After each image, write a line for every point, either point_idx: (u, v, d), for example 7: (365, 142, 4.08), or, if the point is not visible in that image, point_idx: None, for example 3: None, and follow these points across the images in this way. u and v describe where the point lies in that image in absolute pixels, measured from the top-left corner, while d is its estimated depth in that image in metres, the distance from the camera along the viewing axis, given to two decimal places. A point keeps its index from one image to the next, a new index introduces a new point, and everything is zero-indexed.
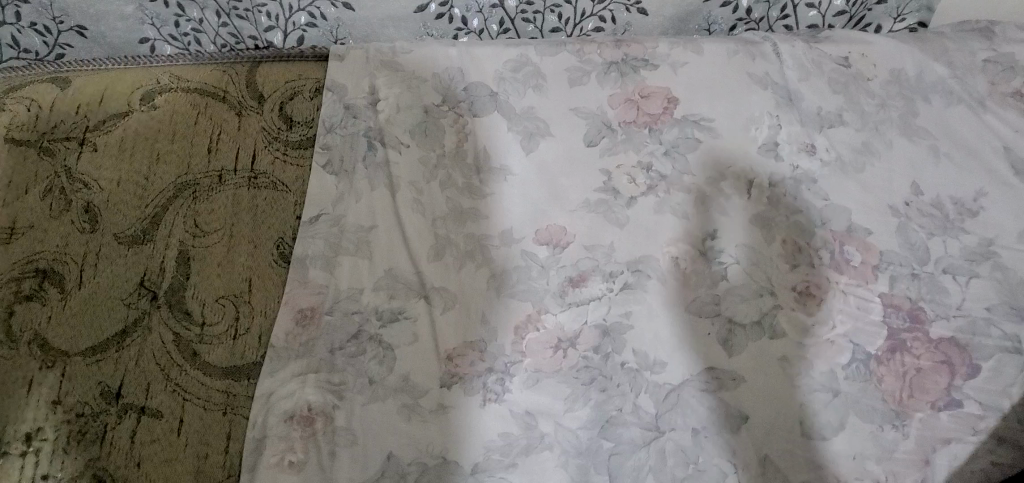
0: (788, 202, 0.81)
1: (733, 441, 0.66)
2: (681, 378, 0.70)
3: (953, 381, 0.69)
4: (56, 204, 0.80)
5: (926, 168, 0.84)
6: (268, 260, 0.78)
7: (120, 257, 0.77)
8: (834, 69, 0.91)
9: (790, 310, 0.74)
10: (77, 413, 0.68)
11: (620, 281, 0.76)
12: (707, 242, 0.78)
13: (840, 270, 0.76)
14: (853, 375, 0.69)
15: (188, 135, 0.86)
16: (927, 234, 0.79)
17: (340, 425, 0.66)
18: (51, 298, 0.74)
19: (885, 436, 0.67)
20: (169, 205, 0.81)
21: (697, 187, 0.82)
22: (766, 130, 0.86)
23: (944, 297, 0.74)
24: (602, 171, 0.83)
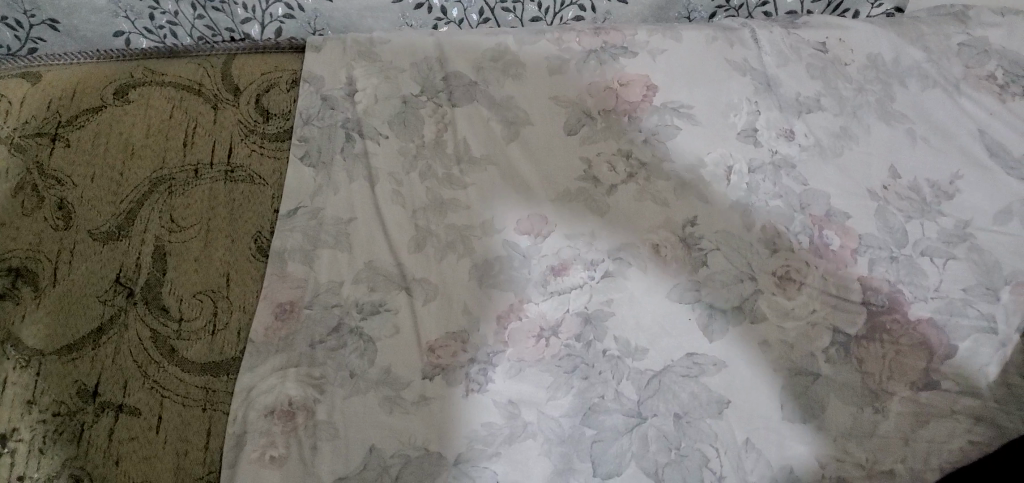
0: (768, 187, 0.81)
1: (714, 425, 0.67)
2: (663, 365, 0.70)
3: (931, 362, 0.70)
4: (28, 201, 0.79)
5: (903, 151, 0.84)
6: (246, 253, 0.77)
7: (95, 254, 0.76)
8: (812, 54, 0.91)
9: (770, 294, 0.74)
10: (53, 412, 0.67)
11: (601, 269, 0.76)
12: (687, 229, 0.78)
13: (819, 254, 0.77)
14: (833, 357, 0.70)
15: (162, 129, 0.85)
16: (905, 217, 0.79)
17: (321, 419, 0.66)
18: (25, 296, 0.73)
19: (866, 417, 0.67)
20: (144, 200, 0.80)
21: (677, 174, 0.82)
22: (745, 116, 0.86)
23: (922, 279, 0.75)
24: (582, 159, 0.83)
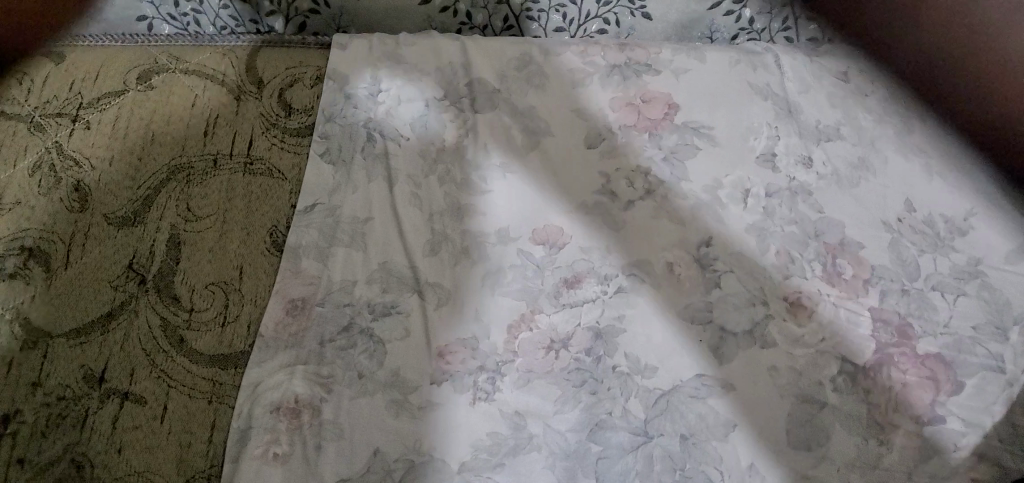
0: (785, 212, 0.81)
1: (719, 448, 0.67)
2: (672, 384, 0.70)
3: (937, 397, 0.70)
4: (47, 182, 0.79)
5: (920, 185, 0.84)
6: (261, 247, 0.77)
7: (109, 239, 0.76)
8: (833, 83, 0.92)
9: (781, 320, 0.74)
10: (58, 396, 0.67)
11: (614, 284, 0.76)
12: (701, 249, 0.78)
13: (832, 282, 0.77)
14: (841, 387, 0.70)
15: (184, 118, 0.85)
16: (918, 251, 0.80)
17: (327, 419, 0.66)
18: (37, 277, 0.73)
19: (871, 448, 0.67)
20: (161, 187, 0.80)
21: (695, 194, 0.82)
22: (764, 140, 0.86)
23: (932, 314, 0.75)
24: (601, 173, 0.83)
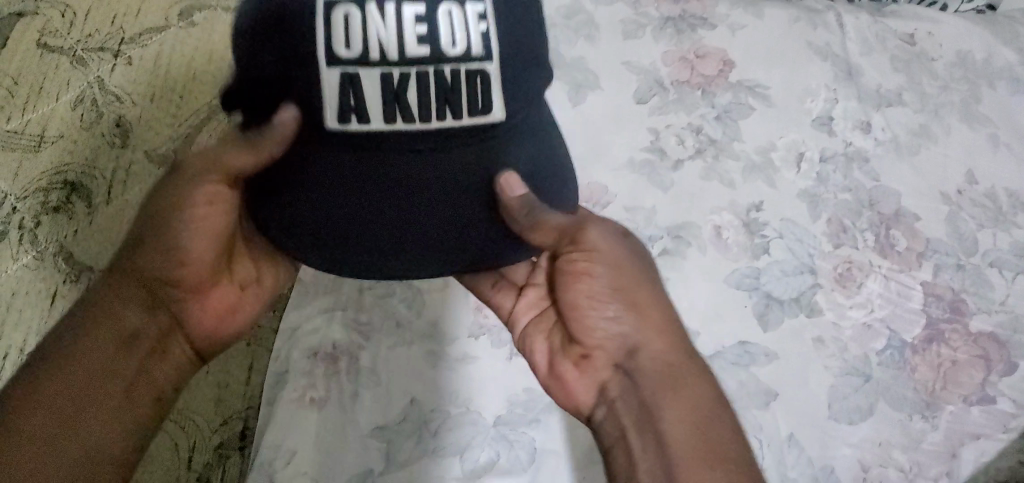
0: (838, 179, 0.79)
1: (761, 416, 0.68)
2: (713, 350, 0.70)
3: (988, 377, 0.71)
4: (88, 116, 0.81)
5: (984, 156, 0.81)
6: None
7: (151, 176, 0.78)
8: (898, 46, 0.87)
9: (829, 290, 0.74)
10: None
11: (659, 246, 0.74)
12: (751, 213, 0.76)
13: (884, 253, 0.76)
14: (887, 362, 0.71)
15: (224, 55, 0.84)
16: (977, 225, 0.77)
17: (364, 366, 0.66)
18: (79, 212, 0.76)
19: (914, 425, 0.69)
20: (203, 126, 0.80)
21: (747, 156, 0.79)
22: (822, 103, 0.82)
23: (988, 291, 0.74)
24: (650, 129, 0.80)
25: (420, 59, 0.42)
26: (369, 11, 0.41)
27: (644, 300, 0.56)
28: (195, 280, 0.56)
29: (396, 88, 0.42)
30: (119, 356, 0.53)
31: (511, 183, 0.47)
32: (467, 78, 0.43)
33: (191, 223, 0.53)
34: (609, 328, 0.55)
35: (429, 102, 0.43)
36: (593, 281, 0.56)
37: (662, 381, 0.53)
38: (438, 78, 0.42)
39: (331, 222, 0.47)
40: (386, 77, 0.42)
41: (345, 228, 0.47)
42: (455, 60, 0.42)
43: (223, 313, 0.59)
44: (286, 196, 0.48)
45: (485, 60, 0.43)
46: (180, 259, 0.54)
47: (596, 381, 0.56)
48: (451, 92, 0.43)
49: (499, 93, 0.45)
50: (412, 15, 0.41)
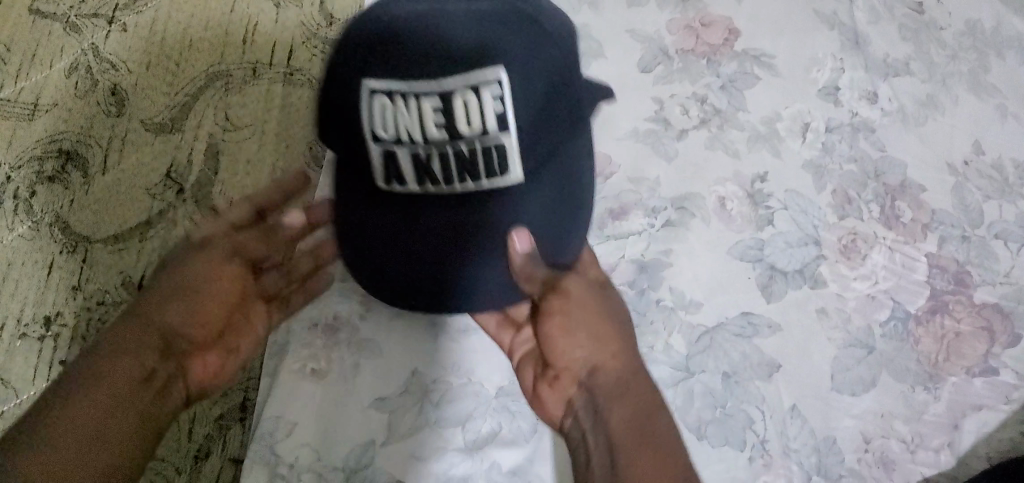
0: (844, 150, 0.78)
1: (763, 388, 0.68)
2: (717, 321, 0.70)
3: (992, 348, 0.71)
4: (83, 84, 0.79)
5: (991, 127, 0.80)
6: (300, 162, 0.75)
7: (146, 145, 0.77)
8: (906, 14, 0.85)
9: (833, 262, 0.73)
10: (97, 301, 0.71)
11: (663, 217, 0.74)
12: (756, 184, 0.76)
13: (889, 225, 0.75)
14: (890, 333, 0.71)
15: (221, 23, 0.81)
16: (983, 196, 0.77)
17: (364, 338, 0.67)
18: (74, 182, 0.75)
19: (916, 397, 0.69)
20: (200, 94, 0.79)
21: (753, 126, 0.78)
22: (828, 73, 0.81)
23: (993, 263, 0.74)
24: (654, 99, 0.79)
25: (439, 140, 0.51)
26: (398, 103, 0.51)
27: (606, 329, 0.61)
28: (205, 333, 0.61)
29: (422, 162, 0.53)
30: (142, 388, 0.56)
31: (519, 239, 0.57)
32: (483, 154, 0.52)
33: (209, 289, 0.62)
34: (576, 352, 0.60)
35: (451, 173, 0.53)
36: (564, 315, 0.61)
37: (618, 393, 0.57)
38: (457, 154, 0.52)
39: (377, 267, 0.61)
40: (413, 155, 0.52)
41: (393, 277, 0.61)
42: (471, 140, 0.51)
43: (218, 368, 0.63)
44: (351, 240, 0.62)
45: (501, 136, 0.52)
46: (194, 314, 0.60)
47: (565, 398, 0.61)
48: (469, 164, 0.53)
49: (517, 158, 0.54)
50: (432, 107, 0.50)
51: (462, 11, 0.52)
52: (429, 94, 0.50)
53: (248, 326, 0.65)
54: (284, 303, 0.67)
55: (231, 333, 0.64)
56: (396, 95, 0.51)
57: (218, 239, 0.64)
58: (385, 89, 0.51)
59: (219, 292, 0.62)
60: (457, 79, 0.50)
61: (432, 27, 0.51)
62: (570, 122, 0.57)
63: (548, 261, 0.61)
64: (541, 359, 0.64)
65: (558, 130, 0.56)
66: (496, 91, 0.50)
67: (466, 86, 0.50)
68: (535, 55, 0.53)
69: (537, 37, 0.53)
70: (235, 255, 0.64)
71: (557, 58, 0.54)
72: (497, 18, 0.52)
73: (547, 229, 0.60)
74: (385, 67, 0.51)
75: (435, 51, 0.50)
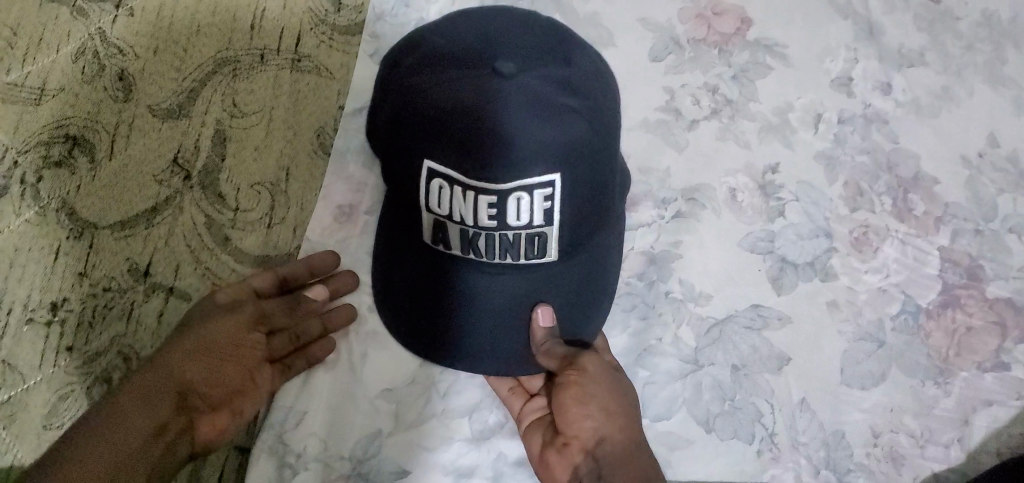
0: (856, 141, 0.77)
1: (772, 381, 0.68)
2: (726, 313, 0.70)
3: (1003, 343, 0.70)
4: (89, 69, 0.79)
5: (1006, 120, 0.79)
6: (307, 149, 0.75)
7: (154, 131, 0.76)
8: (922, 3, 0.84)
9: (844, 255, 0.72)
10: (103, 287, 0.71)
11: (673, 208, 0.73)
12: (766, 175, 0.75)
13: (901, 218, 0.74)
14: (901, 327, 0.70)
15: (228, 9, 0.80)
16: (997, 190, 0.76)
17: (371, 327, 0.67)
18: (81, 167, 0.75)
19: (926, 392, 0.68)
20: (207, 80, 0.78)
21: (764, 117, 0.77)
22: (841, 63, 0.80)
23: (1005, 257, 0.73)
24: (664, 89, 0.78)
25: (490, 228, 0.56)
26: (454, 191, 0.55)
27: (616, 402, 0.60)
28: (220, 393, 0.60)
29: (469, 238, 0.57)
30: (150, 444, 0.55)
31: (542, 316, 0.61)
32: (527, 238, 0.57)
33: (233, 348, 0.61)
34: (586, 422, 0.59)
35: (494, 250, 0.58)
36: (581, 387, 0.60)
37: (628, 462, 0.58)
38: (502, 238, 0.57)
39: (404, 308, 0.64)
40: (462, 231, 0.57)
41: (421, 329, 0.64)
42: (517, 228, 0.56)
43: (225, 429, 0.60)
44: (383, 279, 0.65)
45: (545, 227, 0.57)
46: (210, 371, 0.59)
47: (571, 465, 0.59)
48: (512, 245, 0.58)
49: (556, 243, 0.59)
50: (487, 202, 0.55)
51: (520, 98, 0.54)
52: (488, 192, 0.55)
53: (256, 390, 0.62)
54: (290, 367, 0.64)
55: (241, 396, 0.61)
56: (453, 183, 0.55)
57: (244, 304, 0.63)
58: (443, 174, 0.55)
59: (236, 356, 0.61)
60: (517, 182, 0.54)
61: (490, 117, 0.53)
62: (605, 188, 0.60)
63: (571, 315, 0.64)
64: (550, 428, 0.62)
65: (598, 196, 0.59)
66: (547, 190, 0.55)
67: (520, 187, 0.55)
68: (586, 139, 0.55)
69: (586, 118, 0.56)
70: (258, 322, 0.63)
71: (601, 135, 0.57)
72: (551, 105, 0.54)
73: (579, 288, 0.63)
74: (443, 151, 0.55)
75: (494, 142, 0.53)
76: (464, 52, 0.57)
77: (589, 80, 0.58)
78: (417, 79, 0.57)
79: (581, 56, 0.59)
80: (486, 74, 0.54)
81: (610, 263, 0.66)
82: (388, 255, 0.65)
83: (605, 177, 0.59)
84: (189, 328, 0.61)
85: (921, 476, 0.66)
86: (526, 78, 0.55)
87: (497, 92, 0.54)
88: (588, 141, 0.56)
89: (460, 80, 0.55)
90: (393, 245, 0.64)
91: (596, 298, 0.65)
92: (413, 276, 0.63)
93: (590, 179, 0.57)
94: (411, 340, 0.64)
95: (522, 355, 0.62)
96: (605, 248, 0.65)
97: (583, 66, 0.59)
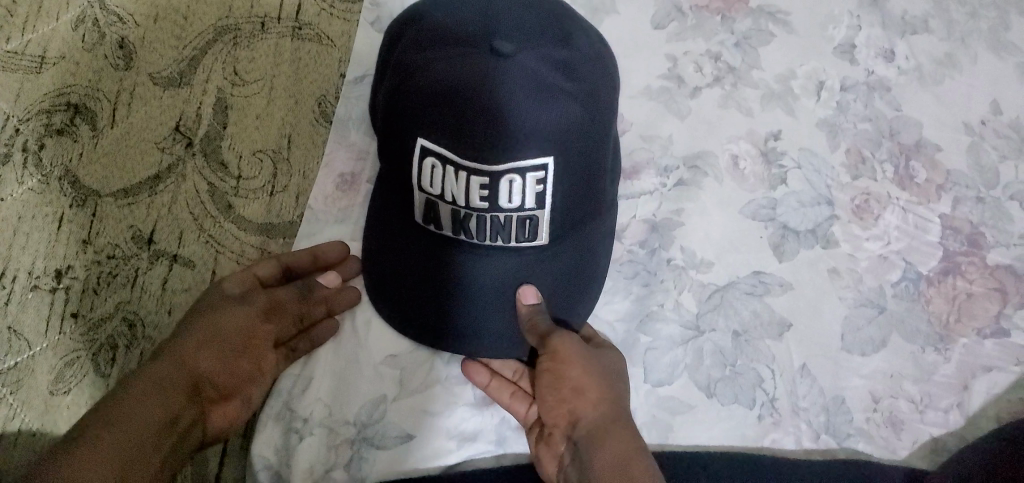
0: (859, 109, 0.77)
1: (773, 347, 0.68)
2: (727, 280, 0.70)
3: (1003, 309, 0.70)
4: (89, 36, 0.78)
5: (1009, 87, 0.79)
6: (309, 117, 0.75)
7: (155, 100, 0.76)
8: None
9: (846, 222, 0.73)
10: (107, 255, 0.71)
11: (675, 176, 0.73)
12: (769, 142, 0.75)
13: (902, 186, 0.74)
14: (901, 294, 0.71)
15: None
16: (999, 157, 0.76)
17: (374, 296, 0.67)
18: (83, 135, 0.75)
19: (927, 358, 0.69)
20: (208, 48, 0.78)
21: (767, 84, 0.77)
22: (845, 30, 0.80)
23: (1007, 224, 0.73)
24: (667, 56, 0.78)
25: (481, 208, 0.56)
26: (447, 170, 0.55)
27: (591, 383, 0.60)
28: (230, 382, 0.59)
29: (460, 219, 0.57)
30: (164, 433, 0.53)
31: (526, 294, 0.61)
32: (517, 220, 0.57)
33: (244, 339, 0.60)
34: (564, 407, 0.61)
35: (485, 231, 0.58)
36: (556, 371, 0.62)
37: (601, 440, 0.57)
38: (493, 220, 0.57)
39: (395, 292, 0.64)
40: (453, 212, 0.57)
41: (414, 309, 0.63)
42: (508, 210, 0.56)
43: (234, 417, 0.60)
44: (376, 260, 0.65)
45: (536, 210, 0.57)
46: (222, 362, 0.58)
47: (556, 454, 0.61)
48: (502, 227, 0.58)
49: (546, 227, 0.59)
50: (478, 183, 0.55)
51: (518, 77, 0.54)
52: (479, 172, 0.54)
53: (262, 378, 0.62)
54: (294, 351, 0.64)
55: (248, 385, 0.61)
56: (446, 162, 0.55)
57: (255, 296, 0.62)
58: (437, 153, 0.55)
59: (247, 348, 0.60)
60: (512, 162, 0.54)
61: (487, 95, 0.54)
62: (599, 170, 0.60)
63: (564, 292, 0.64)
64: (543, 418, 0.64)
65: (592, 182, 0.60)
66: (540, 174, 0.55)
67: (512, 169, 0.54)
68: (581, 120, 0.56)
69: (581, 100, 0.56)
70: (270, 313, 0.62)
71: (595, 117, 0.58)
72: (548, 86, 0.55)
73: (571, 267, 0.63)
74: (439, 128, 0.55)
75: (490, 120, 0.53)
76: (463, 32, 0.58)
77: (586, 64, 0.59)
78: (416, 57, 0.58)
79: (579, 40, 0.60)
80: (484, 54, 0.55)
81: (602, 242, 0.66)
82: (380, 233, 0.65)
83: (599, 160, 0.59)
84: (199, 319, 0.60)
85: (921, 440, 0.67)
86: (522, 57, 0.55)
87: (495, 71, 0.54)
88: (584, 123, 0.56)
89: (458, 58, 0.56)
90: (386, 223, 0.64)
91: (588, 281, 0.65)
92: (406, 258, 0.63)
93: (583, 163, 0.57)
94: (404, 322, 0.64)
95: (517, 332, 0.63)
96: (597, 231, 0.65)
97: (582, 50, 0.59)
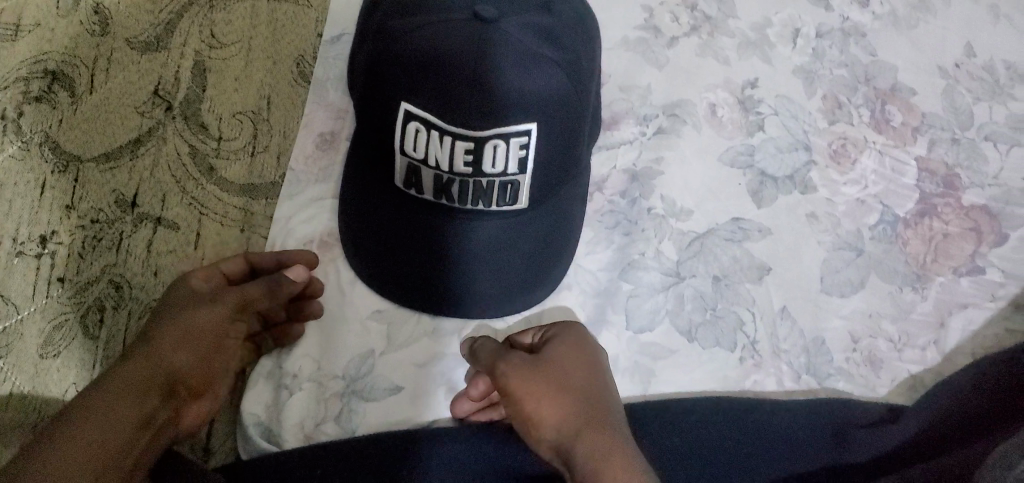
0: (834, 54, 0.78)
1: (753, 290, 0.69)
2: (707, 227, 0.71)
3: (978, 248, 0.71)
4: (65, 4, 0.79)
5: (982, 29, 0.79)
6: (288, 78, 0.76)
7: (133, 65, 0.76)
8: None
9: (823, 167, 0.74)
10: (91, 219, 0.72)
11: (654, 125, 0.74)
12: (745, 90, 0.76)
13: (879, 129, 0.75)
14: (879, 235, 0.72)
15: None
16: (973, 98, 0.77)
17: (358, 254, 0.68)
18: (62, 101, 0.75)
19: (904, 297, 0.70)
20: (184, 12, 0.78)
21: (743, 33, 0.78)
22: None
23: (982, 165, 0.74)
24: (643, 7, 0.78)
25: (464, 173, 0.57)
26: (432, 135, 0.56)
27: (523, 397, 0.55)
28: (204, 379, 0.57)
29: (443, 183, 0.58)
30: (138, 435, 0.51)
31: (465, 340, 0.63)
32: (499, 185, 0.58)
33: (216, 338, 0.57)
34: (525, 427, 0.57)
35: (467, 197, 0.59)
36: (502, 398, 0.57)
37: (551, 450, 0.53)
38: (476, 184, 0.58)
39: (379, 257, 0.65)
40: (437, 177, 0.58)
41: (400, 275, 0.65)
42: (491, 176, 0.57)
43: (205, 414, 0.58)
44: (358, 225, 0.66)
45: (518, 175, 0.58)
46: (197, 359, 0.55)
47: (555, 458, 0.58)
48: (484, 191, 0.59)
49: (527, 191, 0.60)
50: (463, 148, 0.56)
51: (503, 48, 0.55)
52: (464, 138, 0.55)
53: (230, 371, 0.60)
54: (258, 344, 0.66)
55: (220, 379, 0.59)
56: (431, 127, 0.56)
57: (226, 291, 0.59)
58: (422, 118, 0.56)
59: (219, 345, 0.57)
60: (498, 128, 0.55)
61: (474, 65, 0.54)
62: (579, 136, 0.61)
63: (543, 251, 0.65)
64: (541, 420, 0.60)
65: (572, 148, 0.61)
66: (523, 139, 0.56)
67: (497, 135, 0.55)
68: (563, 90, 0.57)
69: (565, 69, 0.57)
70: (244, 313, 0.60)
71: (578, 87, 0.59)
72: (533, 54, 0.56)
73: (549, 228, 0.65)
74: (426, 93, 0.55)
75: (476, 89, 0.54)
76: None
77: (569, 32, 0.59)
78: (399, 20, 0.58)
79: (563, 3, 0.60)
80: (469, 22, 0.55)
81: (579, 194, 0.68)
82: (361, 195, 0.66)
83: (580, 127, 0.61)
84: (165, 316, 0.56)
85: (899, 378, 0.68)
86: (507, 25, 0.55)
87: (483, 39, 0.55)
88: (566, 92, 0.57)
89: (444, 24, 0.56)
90: (365, 185, 0.65)
91: (565, 238, 0.67)
92: (389, 222, 0.64)
93: (565, 132, 0.59)
94: (390, 286, 0.65)
95: (503, 292, 0.65)
96: (574, 189, 0.67)
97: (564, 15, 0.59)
